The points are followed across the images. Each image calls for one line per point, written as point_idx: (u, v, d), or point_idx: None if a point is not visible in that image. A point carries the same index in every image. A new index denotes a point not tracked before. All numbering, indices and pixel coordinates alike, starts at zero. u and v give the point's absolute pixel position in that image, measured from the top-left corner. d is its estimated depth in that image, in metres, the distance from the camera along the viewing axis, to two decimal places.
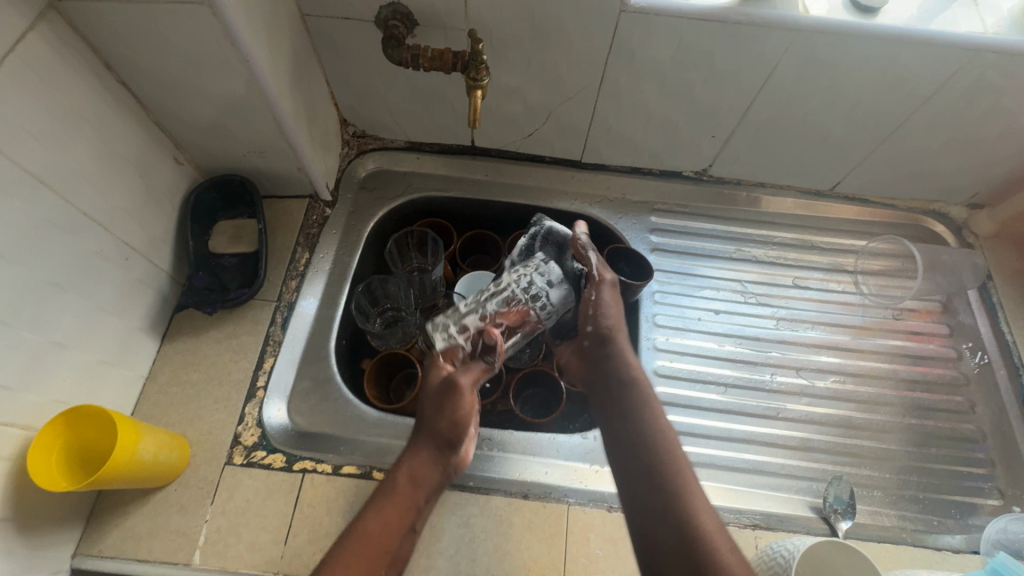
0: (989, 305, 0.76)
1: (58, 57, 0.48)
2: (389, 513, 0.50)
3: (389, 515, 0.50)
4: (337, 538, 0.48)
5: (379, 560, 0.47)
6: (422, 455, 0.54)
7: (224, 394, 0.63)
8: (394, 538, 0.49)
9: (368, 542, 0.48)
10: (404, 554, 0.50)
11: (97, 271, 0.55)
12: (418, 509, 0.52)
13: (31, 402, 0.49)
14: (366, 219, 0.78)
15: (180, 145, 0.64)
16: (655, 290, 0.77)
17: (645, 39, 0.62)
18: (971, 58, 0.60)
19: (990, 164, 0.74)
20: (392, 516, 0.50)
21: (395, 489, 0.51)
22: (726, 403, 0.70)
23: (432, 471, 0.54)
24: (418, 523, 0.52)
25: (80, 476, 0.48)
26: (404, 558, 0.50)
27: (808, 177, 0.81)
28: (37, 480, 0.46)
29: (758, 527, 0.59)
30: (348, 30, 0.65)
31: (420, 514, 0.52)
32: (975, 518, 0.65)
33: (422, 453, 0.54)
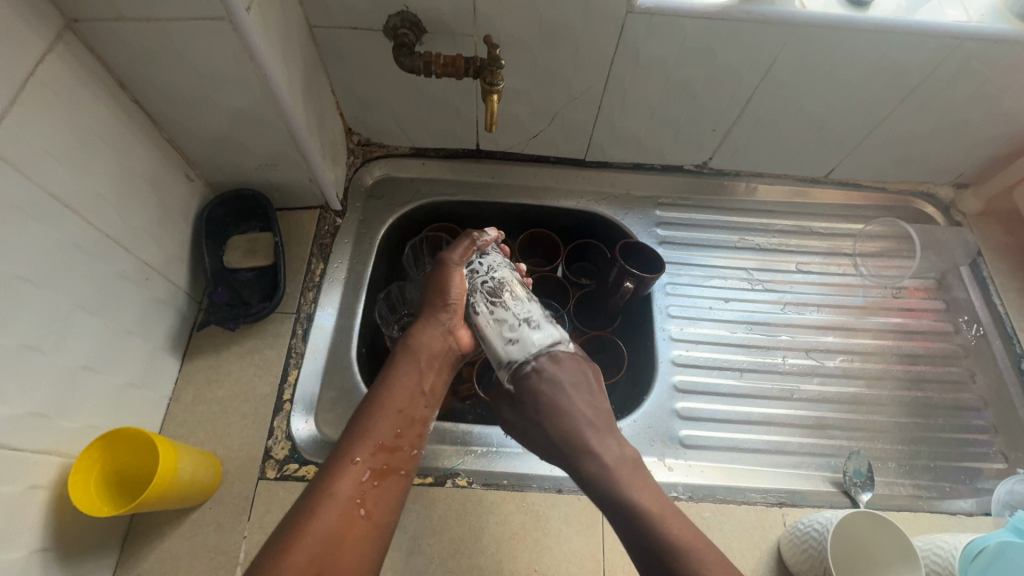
0: (981, 280, 0.80)
1: (75, 80, 0.48)
2: (398, 390, 0.54)
3: (399, 385, 0.54)
4: (359, 412, 0.52)
5: (396, 419, 0.52)
6: (421, 335, 0.58)
7: (252, 409, 0.62)
8: (408, 401, 0.54)
9: (384, 408, 0.52)
10: (423, 413, 0.54)
11: (120, 292, 0.54)
12: (426, 375, 0.56)
13: (65, 429, 0.48)
14: (377, 227, 0.78)
15: (190, 161, 0.64)
16: (666, 283, 0.79)
17: (649, 38, 0.64)
18: (957, 46, 0.63)
19: (975, 145, 0.77)
20: (402, 386, 0.54)
21: (398, 365, 0.56)
22: (743, 387, 0.72)
23: (434, 345, 0.57)
24: (430, 388, 0.56)
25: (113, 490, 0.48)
26: (424, 415, 0.54)
27: (804, 165, 0.84)
28: (72, 490, 0.45)
29: (785, 505, 0.62)
30: (355, 40, 0.66)
31: (430, 377, 0.56)
32: (983, 481, 0.68)
33: (417, 326, 0.58)
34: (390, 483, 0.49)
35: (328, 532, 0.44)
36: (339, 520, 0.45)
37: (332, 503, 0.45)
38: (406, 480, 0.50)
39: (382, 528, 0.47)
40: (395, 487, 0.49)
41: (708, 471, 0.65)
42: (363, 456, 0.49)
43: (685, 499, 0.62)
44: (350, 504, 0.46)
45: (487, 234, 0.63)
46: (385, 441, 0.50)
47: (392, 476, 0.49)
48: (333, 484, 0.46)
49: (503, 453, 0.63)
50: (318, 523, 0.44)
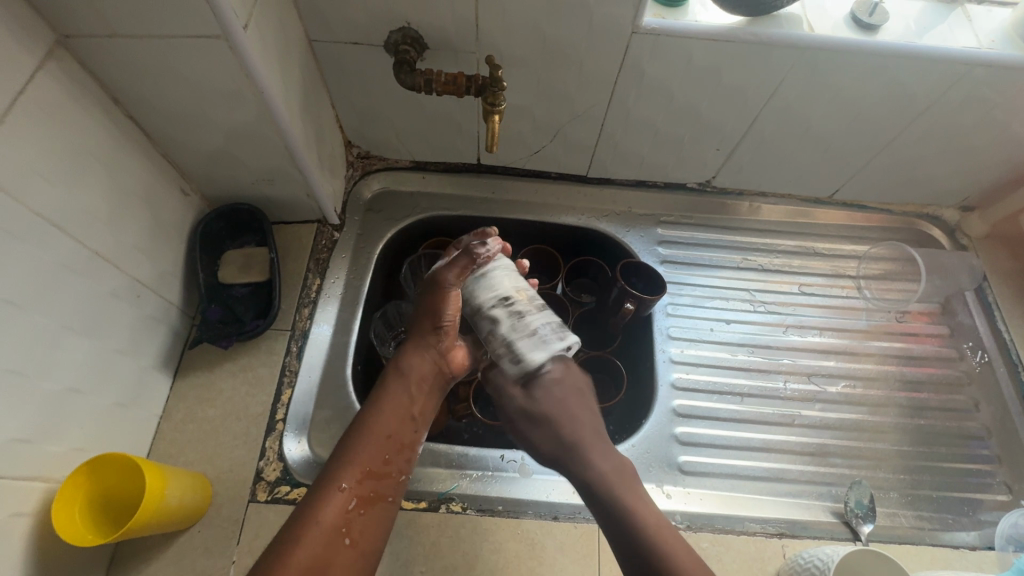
0: (986, 305, 0.79)
1: (67, 97, 0.47)
2: (387, 415, 0.53)
3: (389, 411, 0.54)
4: (345, 437, 0.52)
5: (383, 445, 0.52)
6: (413, 358, 0.57)
7: (243, 429, 0.61)
8: (396, 426, 0.54)
9: (371, 432, 0.52)
10: (411, 438, 0.54)
11: (111, 311, 0.53)
12: (416, 399, 0.56)
13: (51, 453, 0.47)
14: (374, 241, 0.77)
15: (186, 176, 0.63)
16: (667, 303, 0.78)
17: (654, 59, 0.63)
18: (966, 72, 0.62)
19: (982, 169, 0.76)
20: (390, 411, 0.54)
21: (388, 387, 0.56)
22: (744, 412, 0.71)
23: (426, 369, 0.57)
24: (420, 413, 0.56)
25: (97, 513, 0.47)
26: (412, 441, 0.54)
27: (808, 186, 0.83)
28: (55, 510, 0.45)
29: (785, 536, 0.61)
30: (355, 55, 0.65)
31: (419, 403, 0.56)
32: (985, 513, 0.67)
33: (409, 348, 0.58)
34: (375, 510, 0.50)
35: (313, 563, 0.44)
36: (324, 550, 0.45)
37: (317, 531, 0.46)
38: (392, 506, 0.51)
39: (366, 554, 0.48)
40: (380, 514, 0.50)
41: (707, 498, 0.64)
42: (350, 483, 0.49)
43: (684, 528, 0.61)
44: (336, 532, 0.47)
45: (488, 247, 0.55)
46: (372, 468, 0.51)
47: (378, 503, 0.50)
48: (317, 513, 0.47)
49: (498, 477, 0.62)
50: (301, 555, 0.44)
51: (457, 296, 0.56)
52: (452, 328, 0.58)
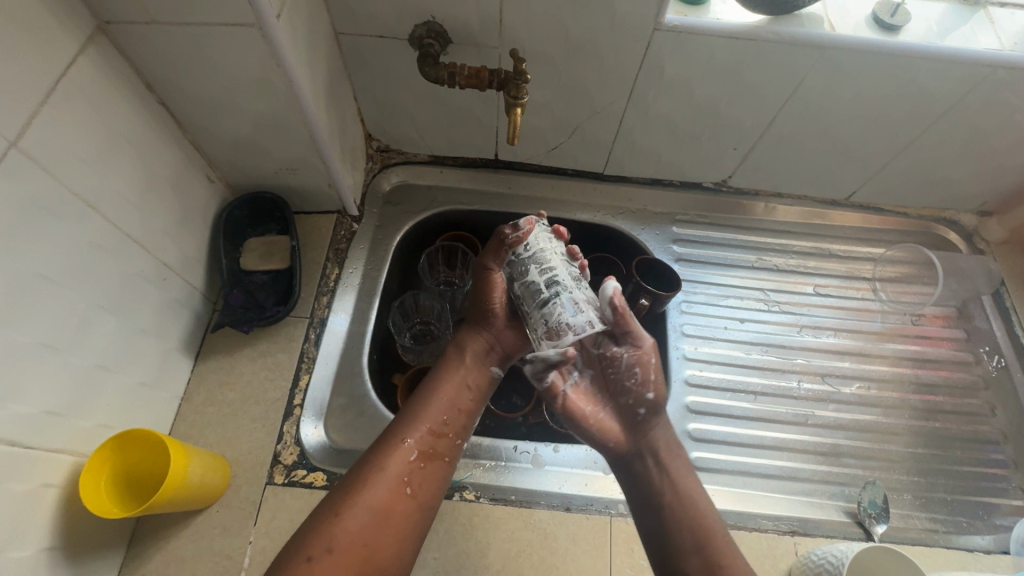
0: (1004, 310, 0.78)
1: (103, 82, 0.48)
2: (448, 384, 0.58)
3: (450, 378, 0.58)
4: (409, 400, 0.57)
5: (443, 409, 0.56)
6: (470, 336, 0.62)
7: (262, 413, 0.62)
8: (455, 393, 0.58)
9: (432, 398, 0.56)
10: (468, 405, 0.58)
11: (138, 292, 0.55)
12: (472, 372, 0.60)
13: (78, 427, 0.48)
14: (392, 233, 0.78)
15: (212, 164, 0.64)
16: (681, 301, 0.78)
17: (675, 56, 0.64)
18: (988, 73, 0.62)
19: (1002, 173, 0.76)
20: (451, 380, 0.58)
21: (449, 358, 0.61)
22: (757, 411, 0.71)
23: (479, 345, 0.61)
24: (476, 385, 0.60)
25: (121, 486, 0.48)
26: (469, 408, 0.58)
27: (824, 187, 0.83)
28: (84, 480, 0.46)
29: (798, 534, 0.61)
30: (380, 48, 0.66)
31: (475, 373, 0.60)
32: (1000, 518, 0.66)
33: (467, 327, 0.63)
34: (434, 467, 0.53)
35: (377, 504, 0.48)
36: (387, 494, 0.49)
37: (381, 478, 0.50)
38: (450, 466, 0.54)
39: (424, 507, 0.51)
40: (439, 472, 0.53)
41: (719, 495, 0.64)
42: (413, 439, 0.53)
43: None
44: (398, 482, 0.50)
45: (520, 227, 0.56)
46: (433, 428, 0.54)
47: (437, 460, 0.53)
48: (383, 463, 0.51)
49: (512, 468, 0.63)
50: (368, 496, 0.48)
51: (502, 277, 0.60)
52: (503, 311, 0.62)
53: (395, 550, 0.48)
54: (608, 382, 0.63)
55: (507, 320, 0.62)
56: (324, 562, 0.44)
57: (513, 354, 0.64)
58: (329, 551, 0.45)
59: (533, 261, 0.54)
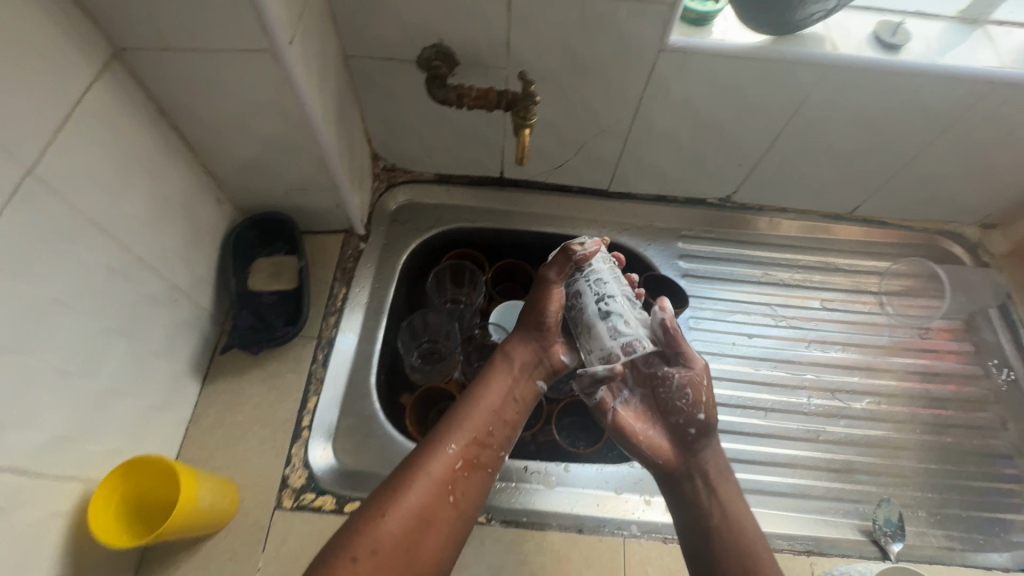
0: (1011, 323, 0.78)
1: (118, 108, 0.49)
2: (493, 393, 0.59)
3: (494, 389, 0.59)
4: (456, 405, 0.58)
5: (488, 419, 0.57)
6: (517, 346, 0.62)
7: (271, 435, 0.62)
8: (500, 404, 0.59)
9: (477, 407, 0.57)
10: (513, 417, 0.59)
11: (149, 315, 0.54)
12: (517, 384, 0.60)
13: (89, 453, 0.48)
14: (399, 252, 0.78)
15: (221, 185, 0.64)
16: (689, 317, 0.78)
17: (680, 76, 0.64)
18: (990, 90, 0.63)
19: (1005, 187, 0.76)
20: (495, 390, 0.59)
21: (494, 367, 0.61)
22: (768, 427, 0.71)
23: (528, 357, 0.61)
24: (520, 397, 0.60)
25: (130, 511, 0.47)
26: (512, 420, 0.59)
27: (828, 202, 0.83)
28: (94, 502, 0.45)
29: (813, 553, 0.60)
30: (388, 70, 0.67)
31: (520, 385, 0.60)
32: (1017, 534, 0.66)
33: (514, 337, 0.62)
34: (475, 476, 0.54)
35: (421, 509, 0.50)
36: (431, 501, 0.51)
37: (426, 483, 0.51)
38: (490, 477, 0.56)
39: (464, 515, 0.53)
40: (479, 481, 0.55)
41: None
42: (457, 446, 0.54)
43: None
44: (441, 488, 0.52)
45: (586, 244, 0.57)
46: (477, 438, 0.56)
47: (478, 470, 0.55)
48: (428, 467, 0.52)
49: (523, 489, 0.62)
50: (411, 501, 0.50)
51: (561, 293, 0.59)
52: (555, 325, 0.60)
53: (435, 554, 0.50)
54: (658, 401, 0.63)
55: (557, 334, 0.62)
56: (367, 563, 0.46)
57: (561, 369, 0.63)
58: (373, 552, 0.47)
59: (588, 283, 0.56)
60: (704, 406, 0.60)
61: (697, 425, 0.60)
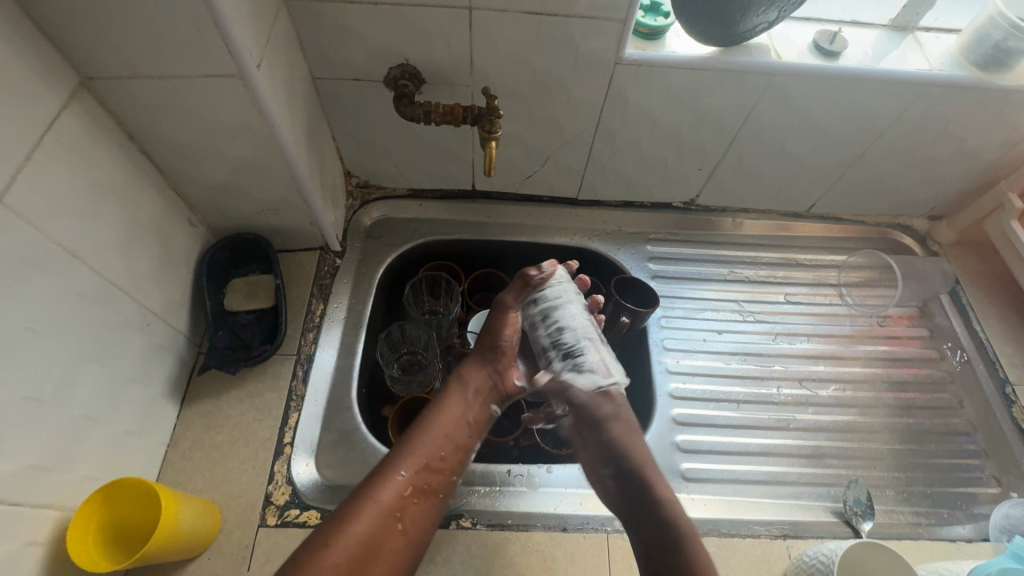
0: (961, 307, 0.83)
1: (87, 135, 0.49)
2: (447, 416, 0.60)
3: (448, 412, 0.61)
4: (411, 429, 0.59)
5: (440, 442, 0.58)
6: (472, 370, 0.65)
7: (252, 454, 0.62)
8: (453, 427, 0.60)
9: (431, 430, 0.58)
10: (466, 440, 0.60)
11: (122, 340, 0.54)
12: (471, 407, 0.62)
13: (64, 481, 0.47)
14: (375, 266, 0.79)
15: (193, 208, 0.65)
16: (660, 316, 0.81)
17: (636, 86, 0.68)
18: (923, 91, 0.68)
19: (945, 180, 0.81)
20: (449, 412, 0.60)
21: (450, 391, 0.63)
22: (741, 419, 0.73)
23: (482, 380, 0.64)
24: (475, 420, 0.62)
25: (108, 535, 0.47)
26: (466, 443, 0.60)
27: (786, 201, 0.87)
28: (72, 526, 0.45)
29: (789, 537, 0.62)
30: (356, 90, 0.68)
31: (474, 408, 0.62)
32: (978, 507, 0.69)
33: (469, 364, 0.66)
34: (427, 502, 0.54)
35: (367, 538, 0.50)
36: (378, 530, 0.50)
37: (373, 511, 0.51)
38: (442, 502, 0.56)
39: (415, 543, 0.52)
40: (430, 508, 0.54)
41: (711, 504, 0.65)
42: (407, 472, 0.54)
43: None
44: (389, 517, 0.51)
45: (543, 270, 0.64)
46: (429, 463, 0.56)
47: (430, 496, 0.55)
48: (376, 495, 0.52)
49: (507, 491, 0.64)
50: (358, 529, 0.50)
51: (517, 318, 0.65)
52: (510, 349, 0.65)
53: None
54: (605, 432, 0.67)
55: (513, 358, 0.66)
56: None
57: (514, 394, 0.66)
58: None
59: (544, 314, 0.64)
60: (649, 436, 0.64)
61: (644, 456, 0.63)
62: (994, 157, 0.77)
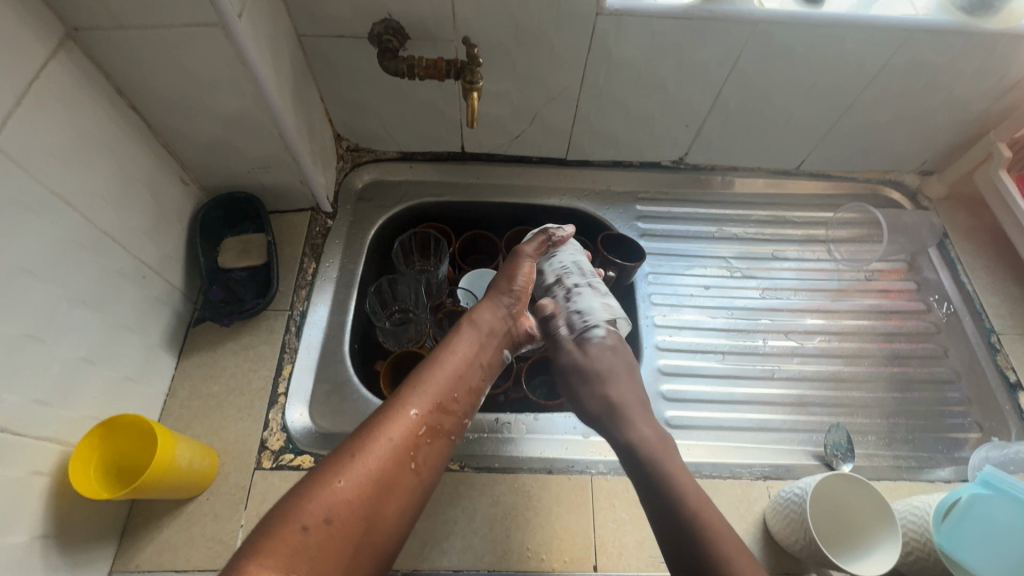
0: (949, 260, 0.83)
1: (75, 84, 0.51)
2: (458, 357, 0.59)
3: (459, 353, 0.60)
4: (419, 369, 0.58)
5: (452, 384, 0.58)
6: (483, 312, 0.64)
7: (248, 403, 0.64)
8: (465, 368, 0.59)
9: (442, 371, 0.58)
10: (476, 383, 0.60)
11: (118, 289, 0.56)
12: (483, 350, 0.62)
13: (65, 418, 0.50)
14: (366, 227, 0.80)
15: (185, 166, 0.66)
16: (648, 272, 0.82)
17: (619, 38, 0.68)
18: (909, 37, 0.67)
19: (936, 132, 0.81)
20: (460, 352, 0.60)
21: (460, 333, 0.62)
22: (726, 369, 0.74)
23: (494, 322, 0.63)
24: (486, 362, 0.61)
25: (110, 464, 0.50)
26: (476, 386, 0.60)
27: (775, 158, 0.87)
28: (77, 451, 0.48)
29: (769, 478, 0.63)
30: (341, 47, 0.69)
31: (485, 350, 0.62)
32: (961, 451, 0.70)
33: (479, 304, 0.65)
34: (439, 443, 0.54)
35: (382, 474, 0.49)
36: (392, 466, 0.50)
37: (387, 447, 0.51)
38: (452, 443, 0.56)
39: (425, 483, 0.52)
40: (441, 448, 0.55)
41: (696, 449, 0.67)
42: (419, 412, 0.54)
43: None
44: (404, 454, 0.51)
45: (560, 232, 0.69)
46: (441, 402, 0.56)
47: (442, 436, 0.55)
48: (388, 432, 0.52)
49: (495, 438, 0.65)
50: (372, 464, 0.49)
51: (530, 267, 0.66)
52: (524, 296, 0.65)
53: (396, 520, 0.49)
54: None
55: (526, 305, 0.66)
56: (319, 532, 0.44)
57: (524, 340, 0.66)
58: (327, 522, 0.45)
59: (556, 264, 0.68)
60: (649, 380, 0.61)
61: (643, 402, 0.61)
62: (984, 106, 0.76)
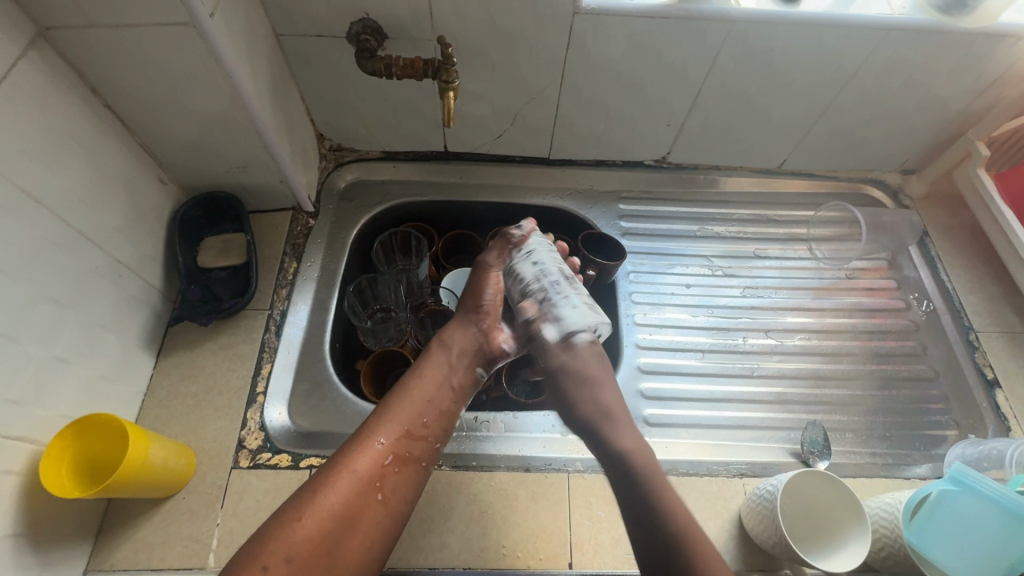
0: (929, 258, 0.84)
1: (48, 84, 0.51)
2: (428, 382, 0.60)
3: (429, 377, 0.60)
4: (391, 395, 0.59)
5: (421, 409, 0.58)
6: (455, 333, 0.64)
7: (226, 402, 0.64)
8: (435, 393, 0.60)
9: (410, 398, 0.58)
10: (449, 406, 0.60)
11: (93, 288, 0.56)
12: (453, 372, 0.62)
13: (38, 416, 0.50)
14: (348, 227, 0.80)
15: (163, 165, 0.66)
16: (629, 271, 0.82)
17: (597, 38, 0.68)
18: (885, 36, 0.67)
19: (915, 131, 0.82)
20: (430, 376, 0.60)
21: (431, 357, 0.62)
22: (706, 367, 0.75)
23: (465, 343, 0.64)
24: (458, 385, 0.62)
25: (82, 462, 0.50)
26: (448, 410, 0.60)
27: (757, 157, 0.88)
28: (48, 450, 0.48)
29: (745, 476, 0.64)
30: (319, 46, 0.69)
31: (456, 373, 0.62)
32: (938, 448, 0.70)
33: (453, 325, 0.65)
34: (407, 471, 0.54)
35: (345, 508, 0.50)
36: (356, 499, 0.51)
37: (350, 479, 0.51)
38: (424, 469, 0.56)
39: (395, 513, 0.53)
40: (411, 476, 0.55)
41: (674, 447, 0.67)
42: (386, 440, 0.54)
43: None
44: (369, 486, 0.52)
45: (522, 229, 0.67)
46: (409, 430, 0.56)
47: (410, 464, 0.55)
48: (353, 464, 0.52)
49: (473, 437, 0.66)
50: (335, 499, 0.50)
51: (498, 277, 0.66)
52: (493, 308, 0.65)
53: (363, 553, 0.50)
54: None
55: (496, 318, 0.65)
56: (281, 570, 0.46)
57: (499, 356, 0.65)
58: (288, 560, 0.46)
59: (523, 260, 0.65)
60: None
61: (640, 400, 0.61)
62: (962, 105, 0.77)
